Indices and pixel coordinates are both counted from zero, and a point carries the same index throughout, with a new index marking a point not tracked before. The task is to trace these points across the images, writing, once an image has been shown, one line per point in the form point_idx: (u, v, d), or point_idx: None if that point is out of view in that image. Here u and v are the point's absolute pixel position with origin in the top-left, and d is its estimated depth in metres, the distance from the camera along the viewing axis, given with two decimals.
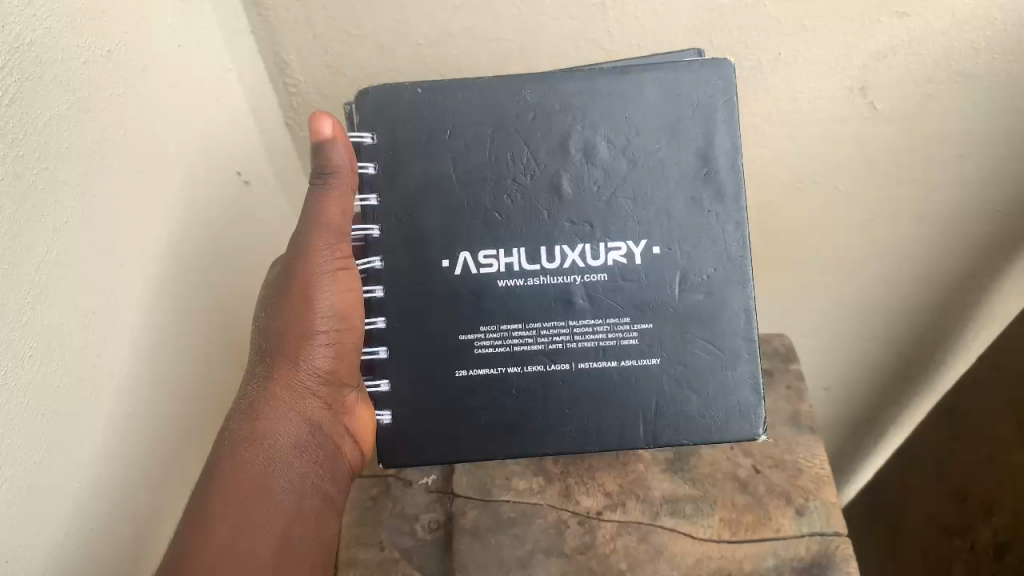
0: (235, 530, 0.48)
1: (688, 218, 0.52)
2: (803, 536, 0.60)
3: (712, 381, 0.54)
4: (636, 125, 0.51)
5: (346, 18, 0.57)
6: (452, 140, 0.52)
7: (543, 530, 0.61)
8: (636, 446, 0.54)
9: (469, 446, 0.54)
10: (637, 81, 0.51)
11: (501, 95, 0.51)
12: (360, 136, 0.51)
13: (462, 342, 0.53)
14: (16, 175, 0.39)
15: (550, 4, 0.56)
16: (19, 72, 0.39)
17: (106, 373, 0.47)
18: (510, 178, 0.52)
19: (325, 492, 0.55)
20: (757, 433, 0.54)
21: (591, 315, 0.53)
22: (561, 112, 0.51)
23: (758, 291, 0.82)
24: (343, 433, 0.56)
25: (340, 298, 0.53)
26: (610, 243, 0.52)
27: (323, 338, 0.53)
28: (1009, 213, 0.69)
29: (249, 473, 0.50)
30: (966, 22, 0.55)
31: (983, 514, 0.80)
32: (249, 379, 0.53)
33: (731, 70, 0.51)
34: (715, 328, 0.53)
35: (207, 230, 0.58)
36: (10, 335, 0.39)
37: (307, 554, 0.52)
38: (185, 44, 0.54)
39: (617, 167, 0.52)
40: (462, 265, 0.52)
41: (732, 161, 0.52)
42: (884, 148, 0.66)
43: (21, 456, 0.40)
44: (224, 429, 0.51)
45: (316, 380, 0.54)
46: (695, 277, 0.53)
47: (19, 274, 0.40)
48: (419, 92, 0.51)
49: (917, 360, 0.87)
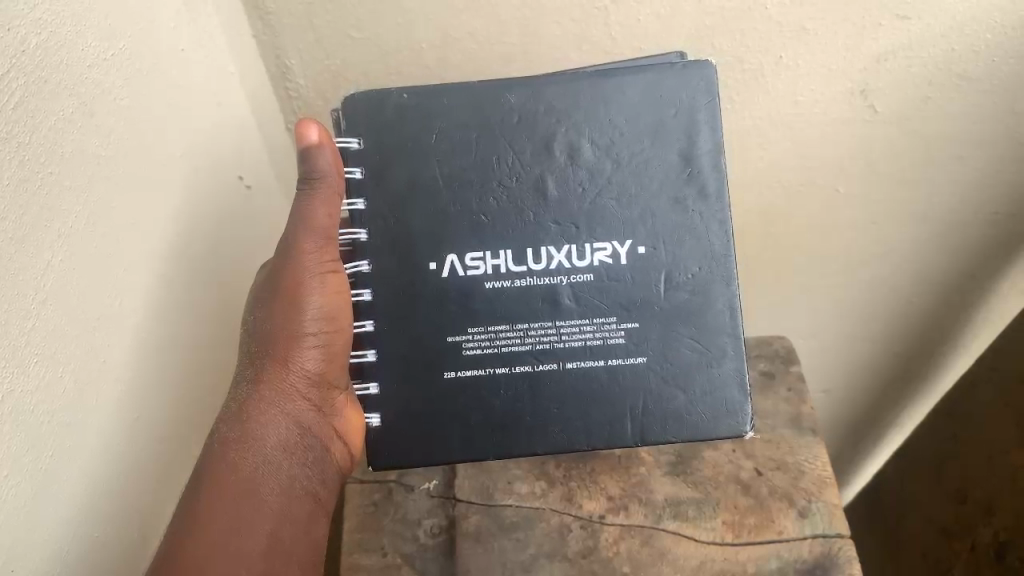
0: (223, 530, 0.48)
1: (672, 217, 0.52)
2: (805, 537, 0.60)
3: (700, 378, 0.53)
4: (619, 126, 0.52)
5: (347, 21, 0.57)
6: (438, 143, 0.52)
7: (546, 533, 0.61)
8: (625, 444, 0.54)
9: (462, 449, 0.54)
10: (618, 83, 0.51)
11: (487, 98, 0.51)
12: (346, 142, 0.52)
13: (451, 344, 0.53)
14: (21, 181, 0.39)
15: (552, 7, 0.56)
16: (25, 76, 0.39)
17: (111, 380, 0.47)
18: (495, 181, 0.52)
19: (316, 495, 0.54)
20: (745, 430, 0.54)
21: (578, 315, 0.53)
22: (546, 115, 0.51)
23: (759, 293, 0.81)
24: (332, 435, 0.56)
25: (329, 300, 0.53)
26: (596, 243, 0.52)
27: (312, 339, 0.53)
28: (1008, 215, 0.69)
29: (237, 474, 0.50)
30: (967, 24, 0.55)
31: (983, 515, 0.78)
32: (238, 380, 0.53)
33: (713, 71, 0.51)
34: (701, 325, 0.53)
35: (206, 236, 0.58)
36: (19, 340, 0.39)
37: (296, 553, 0.51)
38: (187, 49, 0.54)
39: (602, 168, 0.52)
40: (449, 267, 0.52)
41: (715, 160, 0.52)
42: (885, 150, 0.66)
43: (27, 463, 0.40)
44: (213, 433, 0.51)
45: (306, 382, 0.54)
46: (680, 277, 0.53)
47: (25, 279, 0.40)
48: (405, 97, 0.51)
49: (913, 362, 0.87)
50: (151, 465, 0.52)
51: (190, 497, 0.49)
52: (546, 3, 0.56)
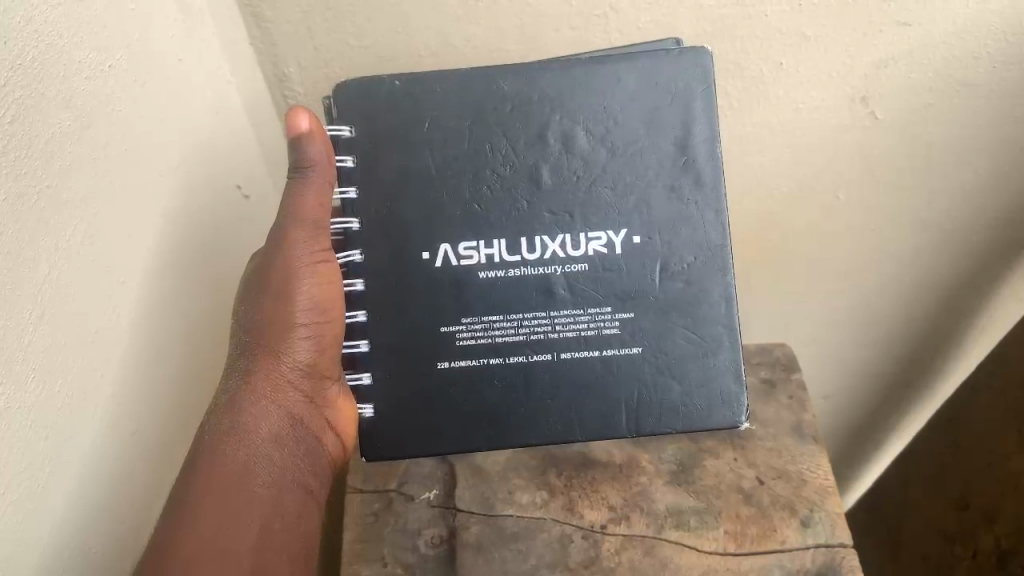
0: (215, 526, 0.47)
1: (667, 207, 0.52)
2: (807, 546, 0.59)
3: (694, 369, 0.54)
4: (615, 115, 0.51)
5: (346, 29, 0.57)
6: (431, 131, 0.51)
7: (546, 543, 0.60)
8: (619, 435, 0.54)
9: (456, 443, 0.54)
10: (614, 71, 0.51)
11: (480, 86, 0.51)
12: (337, 129, 0.51)
13: (444, 335, 0.53)
14: (18, 195, 0.39)
15: (551, 12, 0.56)
16: (22, 89, 0.39)
17: (107, 389, 0.47)
18: (489, 170, 0.52)
19: (307, 487, 0.54)
20: (740, 422, 0.54)
21: (572, 305, 0.53)
22: (540, 103, 0.51)
23: (760, 301, 0.81)
24: (324, 427, 0.55)
25: (321, 290, 0.52)
26: (590, 233, 0.52)
27: (304, 330, 0.52)
28: (1008, 222, 0.69)
29: (227, 466, 0.49)
30: (966, 31, 0.56)
31: (984, 522, 0.78)
32: (227, 372, 0.52)
33: (710, 59, 0.51)
34: (695, 316, 0.53)
35: (202, 243, 0.57)
36: (15, 354, 0.39)
37: (287, 547, 0.51)
38: (186, 59, 0.54)
39: (597, 157, 0.52)
40: (442, 257, 0.52)
41: (711, 149, 0.52)
42: (885, 156, 0.65)
43: (24, 477, 0.40)
44: (202, 425, 0.50)
45: (297, 373, 0.53)
46: (675, 267, 0.53)
47: (23, 293, 0.39)
48: (397, 85, 0.51)
49: (914, 362, 0.87)
50: (146, 474, 0.52)
51: (181, 491, 0.47)
52: (545, 8, 0.56)
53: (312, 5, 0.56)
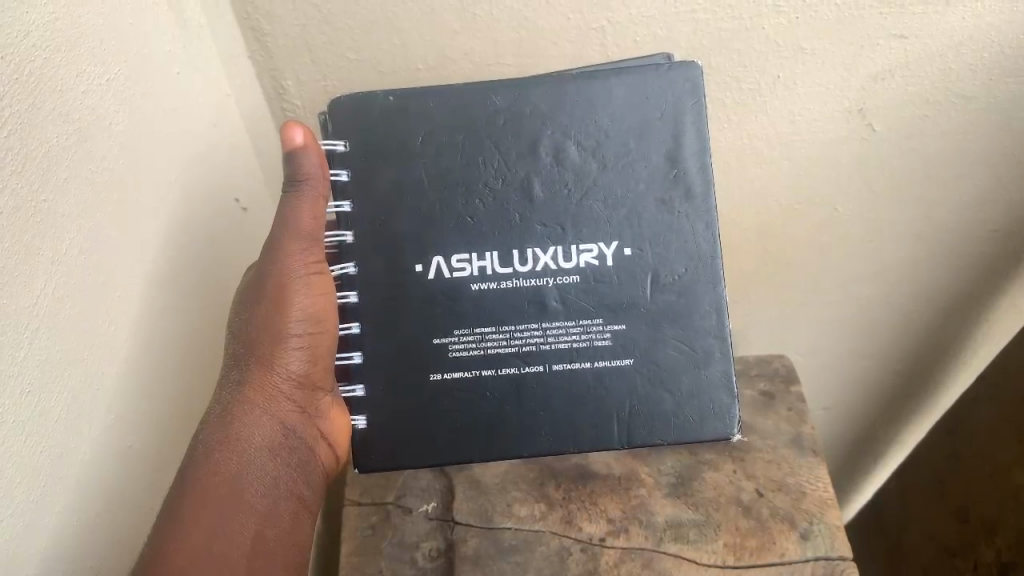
0: (210, 533, 0.47)
1: (658, 219, 0.52)
2: (807, 559, 0.59)
3: (686, 381, 0.53)
4: (605, 128, 0.51)
5: (345, 44, 0.57)
6: (424, 145, 0.51)
7: (545, 556, 0.60)
8: (610, 446, 0.54)
9: (449, 456, 0.54)
10: (604, 85, 0.51)
11: (472, 100, 0.51)
12: (331, 144, 0.51)
13: (439, 348, 0.53)
14: (15, 207, 0.39)
15: (549, 27, 0.56)
16: (19, 103, 0.39)
17: (105, 399, 0.47)
18: (482, 183, 0.52)
19: (300, 495, 0.53)
20: (732, 433, 0.54)
21: (564, 317, 0.53)
22: (532, 117, 0.51)
23: (760, 313, 0.81)
24: (316, 436, 0.55)
25: (314, 301, 0.52)
26: (582, 245, 0.52)
27: (297, 341, 0.53)
28: (1007, 233, 0.69)
29: (223, 474, 0.49)
30: (963, 44, 0.56)
31: (983, 534, 0.77)
32: (223, 382, 0.52)
33: (699, 73, 0.51)
34: (687, 327, 0.53)
35: (200, 253, 0.57)
36: (10, 370, 0.39)
37: (282, 554, 0.50)
38: (184, 73, 0.54)
39: (587, 170, 0.52)
40: (435, 270, 0.52)
41: (700, 162, 0.52)
42: (884, 170, 0.66)
43: (21, 491, 0.40)
44: (198, 433, 0.50)
45: (290, 383, 0.53)
46: (667, 278, 0.53)
47: (18, 306, 0.39)
48: (392, 100, 0.51)
49: (912, 373, 0.87)
50: (146, 485, 0.52)
51: (176, 499, 0.47)
52: (543, 22, 0.56)
53: (310, 17, 0.56)
